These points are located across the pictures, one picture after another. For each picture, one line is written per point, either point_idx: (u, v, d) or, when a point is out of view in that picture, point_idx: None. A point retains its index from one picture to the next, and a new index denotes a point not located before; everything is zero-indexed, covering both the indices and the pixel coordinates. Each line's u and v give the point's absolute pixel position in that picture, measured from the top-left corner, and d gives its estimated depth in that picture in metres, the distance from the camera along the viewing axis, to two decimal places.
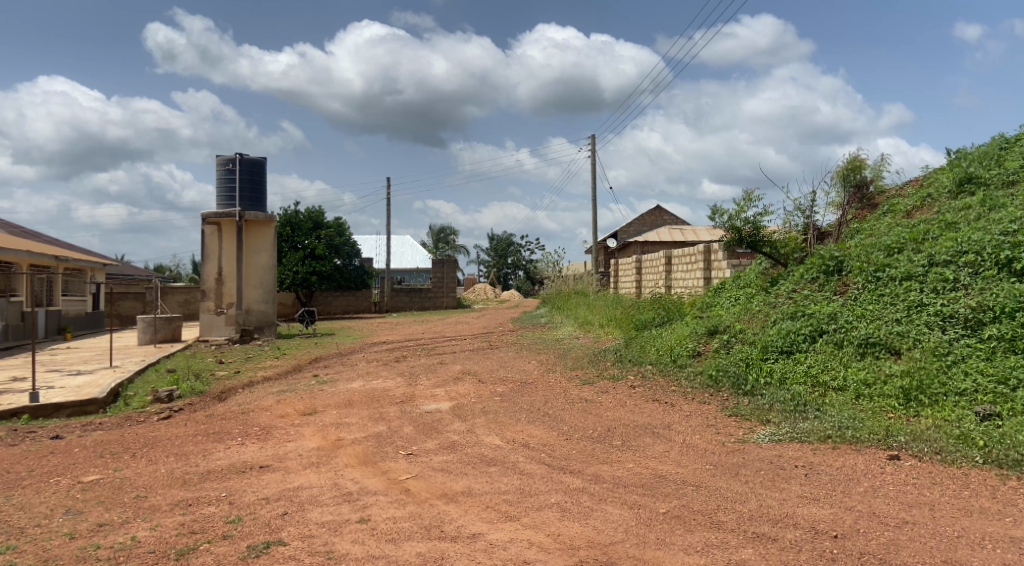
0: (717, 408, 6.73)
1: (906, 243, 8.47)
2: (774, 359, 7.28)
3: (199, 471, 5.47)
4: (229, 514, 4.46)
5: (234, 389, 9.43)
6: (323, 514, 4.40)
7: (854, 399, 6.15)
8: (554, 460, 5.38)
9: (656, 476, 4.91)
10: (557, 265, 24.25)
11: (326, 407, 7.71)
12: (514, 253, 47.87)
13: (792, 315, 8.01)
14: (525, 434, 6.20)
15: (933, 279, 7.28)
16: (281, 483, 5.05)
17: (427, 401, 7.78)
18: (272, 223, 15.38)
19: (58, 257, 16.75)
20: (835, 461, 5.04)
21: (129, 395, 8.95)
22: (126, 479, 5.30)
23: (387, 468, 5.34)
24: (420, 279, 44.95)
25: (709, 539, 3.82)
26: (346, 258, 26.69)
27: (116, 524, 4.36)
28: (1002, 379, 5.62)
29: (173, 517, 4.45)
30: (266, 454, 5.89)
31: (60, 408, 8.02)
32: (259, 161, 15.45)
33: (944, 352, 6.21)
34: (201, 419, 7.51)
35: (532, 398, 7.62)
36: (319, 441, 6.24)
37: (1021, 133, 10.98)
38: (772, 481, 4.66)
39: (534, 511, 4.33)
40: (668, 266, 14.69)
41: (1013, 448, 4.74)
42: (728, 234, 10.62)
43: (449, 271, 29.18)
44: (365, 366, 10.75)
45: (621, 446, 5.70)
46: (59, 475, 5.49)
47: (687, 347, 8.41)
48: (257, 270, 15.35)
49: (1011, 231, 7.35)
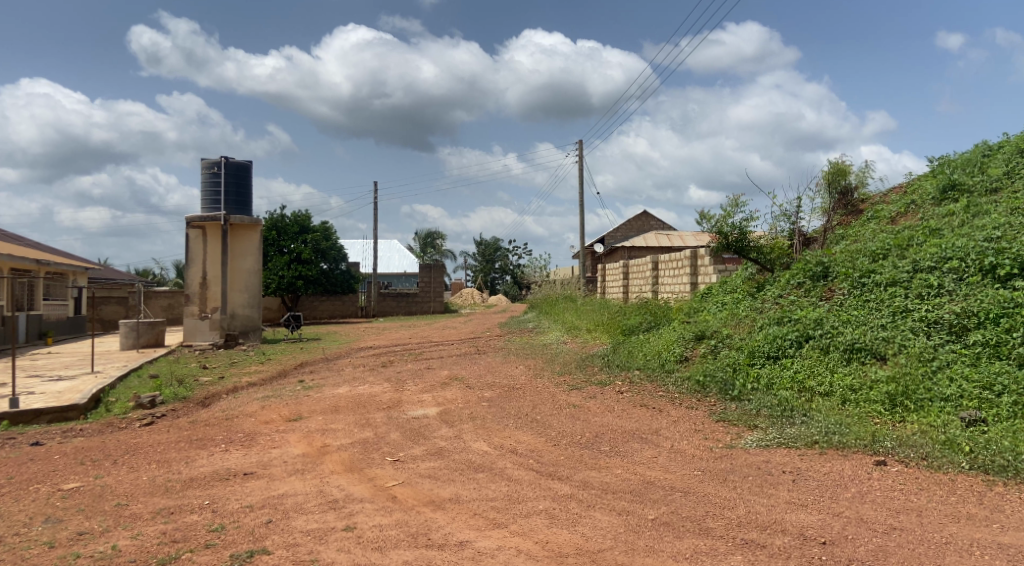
0: (705, 413, 6.73)
1: (892, 249, 8.52)
2: (761, 364, 7.29)
3: (182, 478, 5.39)
4: (212, 522, 4.40)
5: (219, 395, 9.33)
6: (308, 522, 4.35)
7: (841, 404, 6.17)
8: (542, 466, 5.36)
9: (645, 481, 4.90)
10: (545, 270, 24.45)
11: (312, 413, 7.61)
12: (502, 258, 47.91)
13: (778, 320, 8.03)
14: (513, 439, 6.15)
15: (918, 285, 7.33)
16: (266, 491, 4.99)
17: (414, 406, 7.73)
18: (258, 227, 15.25)
19: (39, 261, 16.55)
20: (822, 466, 5.04)
21: (111, 401, 8.81)
22: (107, 487, 5.22)
23: (373, 474, 5.29)
24: (408, 283, 44.85)
25: (699, 546, 3.80)
26: (332, 262, 26.53)
27: (96, 533, 4.27)
28: (987, 385, 5.65)
29: (155, 525, 4.37)
30: (251, 460, 5.83)
31: (40, 414, 7.89)
32: (245, 165, 15.44)
33: (929, 357, 6.24)
34: (184, 425, 7.42)
35: (519, 403, 7.59)
36: (304, 447, 6.18)
37: (1004, 141, 11.08)
38: (760, 487, 4.66)
39: (522, 517, 4.29)
40: (655, 270, 14.71)
41: (1000, 454, 4.78)
42: (715, 239, 10.66)
43: (438, 276, 29.03)
44: (352, 371, 10.68)
45: (609, 452, 5.69)
46: (39, 482, 5.39)
47: (675, 353, 8.43)
48: (242, 273, 15.21)
49: (994, 238, 7.42)
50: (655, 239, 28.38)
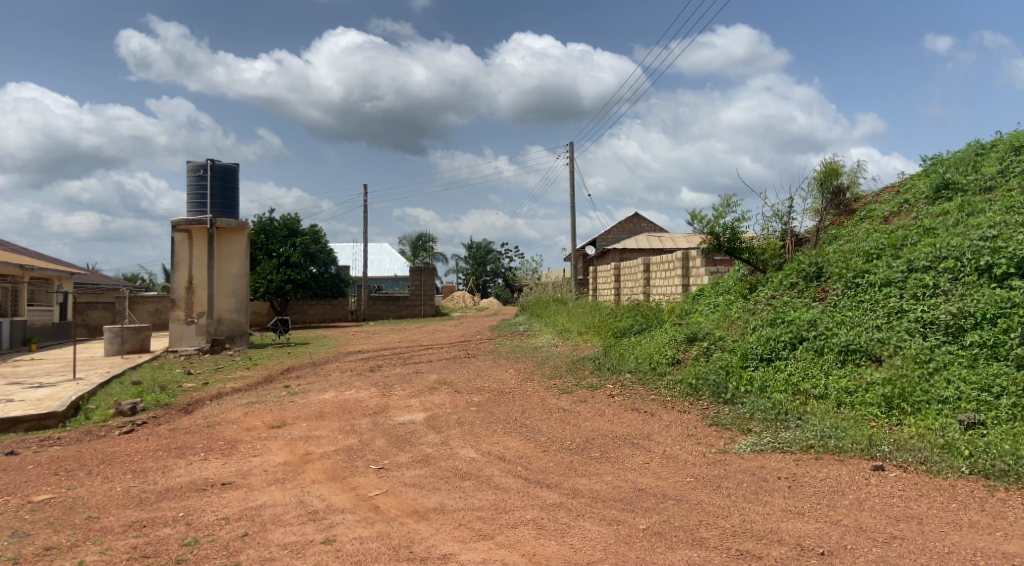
0: (697, 417, 6.59)
1: (885, 248, 8.42)
2: (754, 366, 7.16)
3: (157, 489, 5.19)
4: (185, 536, 4.21)
5: (202, 401, 9.15)
6: (286, 535, 4.17)
7: (836, 407, 6.04)
8: (531, 473, 5.20)
9: (636, 489, 4.75)
10: (536, 273, 24.39)
11: (296, 419, 7.43)
12: (494, 261, 47.90)
13: (772, 322, 7.88)
14: (501, 446, 5.99)
15: (913, 285, 7.22)
16: (244, 501, 4.81)
17: (402, 411, 7.56)
18: (245, 230, 15.00)
19: (22, 266, 16.30)
20: (818, 472, 4.90)
21: (91, 409, 8.60)
22: (80, 498, 5.02)
23: (356, 484, 5.11)
24: (398, 286, 44.73)
25: (692, 557, 3.65)
26: (321, 265, 26.27)
27: (63, 548, 4.08)
28: (985, 386, 5.52)
29: (125, 539, 4.19)
30: (230, 470, 5.63)
31: (17, 422, 7.69)
32: (231, 167, 15.27)
33: (925, 359, 6.12)
34: (164, 433, 7.24)
35: (508, 408, 7.42)
36: (287, 455, 5.99)
37: (997, 139, 11.00)
38: (755, 494, 4.52)
39: (509, 528, 4.13)
40: (647, 273, 14.54)
41: (1000, 458, 4.66)
42: (706, 240, 10.53)
43: (428, 279, 28.84)
44: (340, 376, 10.48)
45: (600, 458, 5.53)
46: (10, 494, 5.20)
47: (666, 355, 8.28)
48: (229, 278, 14.97)
49: (990, 237, 7.32)
50: (647, 243, 28.39)
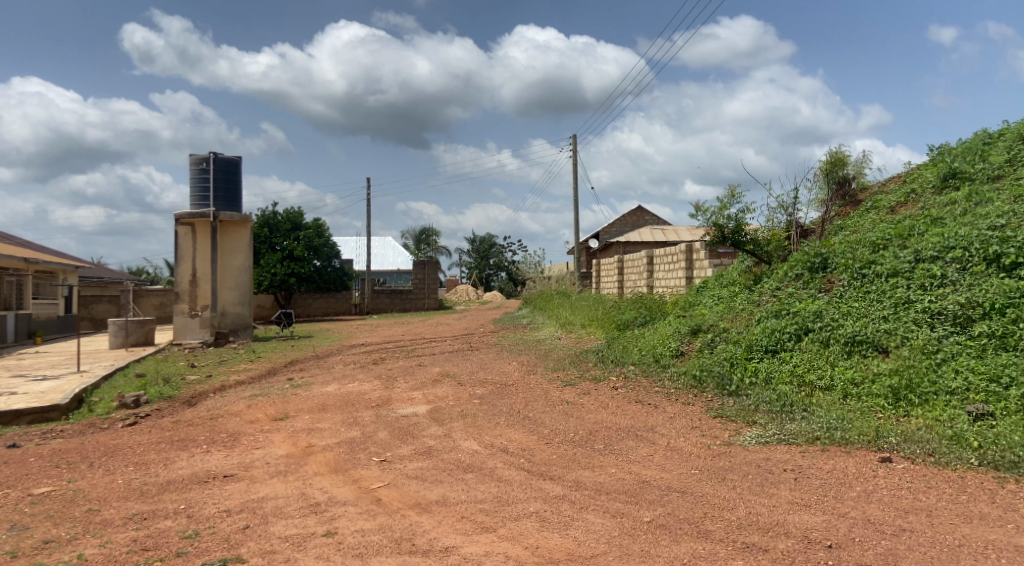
0: (702, 409, 6.54)
1: (892, 239, 8.33)
2: (759, 359, 7.10)
3: (159, 481, 5.16)
4: (186, 528, 4.18)
5: (205, 393, 9.12)
6: (287, 527, 4.14)
7: (842, 399, 5.99)
8: (534, 465, 5.15)
9: (640, 481, 4.70)
10: (540, 265, 24.33)
11: (299, 412, 7.40)
12: (497, 254, 47.84)
13: (776, 314, 7.83)
14: (504, 438, 5.95)
15: (921, 275, 7.13)
16: (245, 494, 4.77)
17: (404, 404, 7.52)
18: (249, 223, 15.01)
19: (25, 260, 16.29)
20: (824, 464, 4.85)
21: (94, 401, 8.58)
22: (80, 491, 5.00)
23: (358, 476, 5.08)
24: (402, 280, 44.73)
25: (697, 550, 3.60)
26: (325, 259, 26.15)
27: (62, 541, 4.05)
28: (994, 377, 5.46)
29: (125, 532, 4.16)
30: (232, 462, 5.61)
31: (20, 415, 7.67)
32: (234, 160, 15.19)
33: (933, 349, 6.05)
34: (167, 425, 7.21)
35: (510, 400, 7.38)
36: (288, 448, 5.95)
37: (1004, 127, 10.88)
38: (761, 487, 4.46)
39: (512, 521, 4.09)
40: (650, 266, 14.47)
41: (1010, 449, 4.61)
42: (710, 233, 10.45)
43: (431, 272, 28.81)
44: (342, 368, 10.46)
45: (603, 450, 5.48)
46: (10, 487, 5.17)
47: (670, 347, 8.22)
48: (232, 271, 14.95)
49: (998, 226, 7.22)
50: (650, 235, 28.30)
